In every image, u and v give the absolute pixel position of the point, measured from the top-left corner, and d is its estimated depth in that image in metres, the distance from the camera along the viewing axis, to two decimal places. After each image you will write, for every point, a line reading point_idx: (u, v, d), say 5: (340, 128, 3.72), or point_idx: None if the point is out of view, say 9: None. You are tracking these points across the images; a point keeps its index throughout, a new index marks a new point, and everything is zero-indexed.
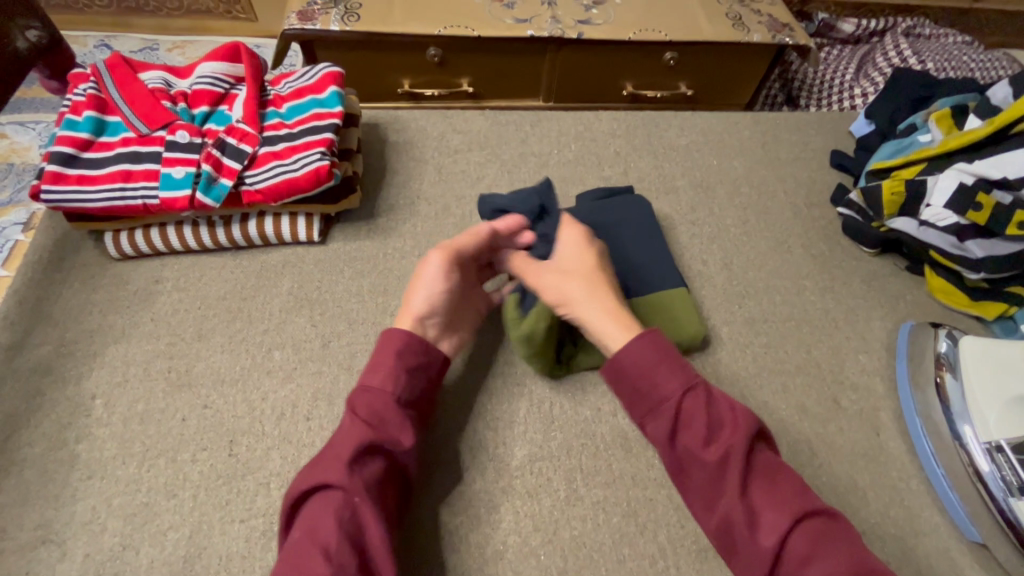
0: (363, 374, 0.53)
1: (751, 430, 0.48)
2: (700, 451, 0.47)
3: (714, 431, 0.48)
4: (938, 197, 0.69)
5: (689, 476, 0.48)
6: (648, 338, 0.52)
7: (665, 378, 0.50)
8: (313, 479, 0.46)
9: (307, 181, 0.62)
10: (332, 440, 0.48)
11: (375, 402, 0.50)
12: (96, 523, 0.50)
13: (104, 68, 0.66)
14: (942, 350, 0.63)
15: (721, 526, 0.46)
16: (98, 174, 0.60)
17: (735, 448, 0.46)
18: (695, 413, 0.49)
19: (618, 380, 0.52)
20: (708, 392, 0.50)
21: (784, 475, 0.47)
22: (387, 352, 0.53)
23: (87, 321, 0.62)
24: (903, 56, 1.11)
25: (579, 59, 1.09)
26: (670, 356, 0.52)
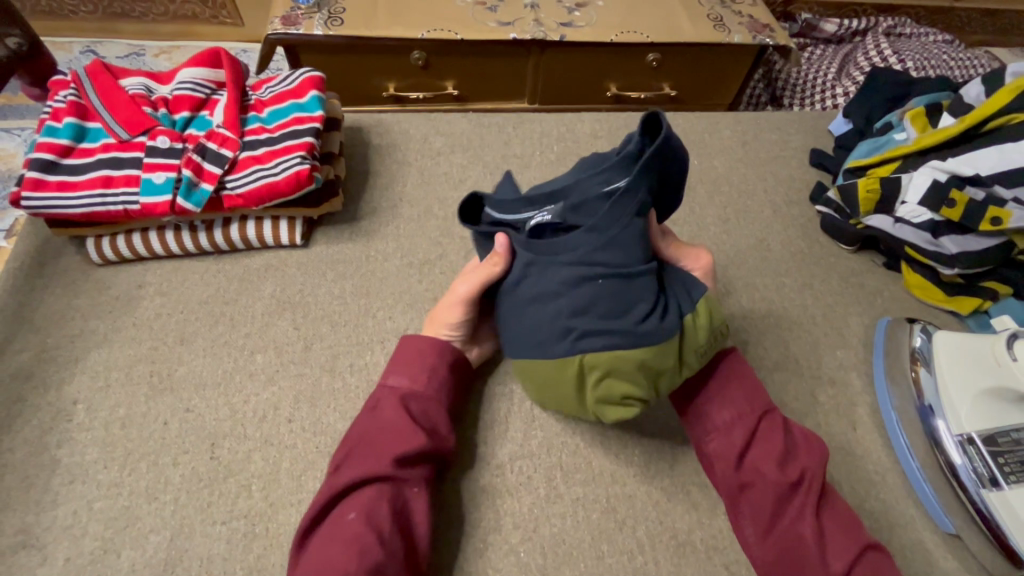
0: (405, 371, 0.55)
1: (824, 463, 0.52)
2: (778, 469, 0.50)
3: (790, 455, 0.52)
4: (913, 194, 0.70)
5: (756, 492, 0.50)
6: (732, 368, 0.57)
7: (745, 404, 0.55)
8: (366, 466, 0.48)
9: (287, 184, 0.63)
10: (381, 432, 0.50)
11: (427, 404, 0.54)
12: (77, 527, 0.50)
13: (84, 76, 0.67)
14: (917, 344, 0.64)
15: (785, 543, 0.48)
16: (78, 180, 0.61)
17: (810, 475, 0.50)
18: (773, 438, 0.53)
19: (700, 400, 0.56)
20: (785, 424, 0.54)
21: (845, 507, 0.51)
22: (435, 354, 0.56)
23: (69, 327, 0.62)
24: (883, 56, 1.13)
25: (562, 61, 1.10)
26: (751, 387, 0.56)
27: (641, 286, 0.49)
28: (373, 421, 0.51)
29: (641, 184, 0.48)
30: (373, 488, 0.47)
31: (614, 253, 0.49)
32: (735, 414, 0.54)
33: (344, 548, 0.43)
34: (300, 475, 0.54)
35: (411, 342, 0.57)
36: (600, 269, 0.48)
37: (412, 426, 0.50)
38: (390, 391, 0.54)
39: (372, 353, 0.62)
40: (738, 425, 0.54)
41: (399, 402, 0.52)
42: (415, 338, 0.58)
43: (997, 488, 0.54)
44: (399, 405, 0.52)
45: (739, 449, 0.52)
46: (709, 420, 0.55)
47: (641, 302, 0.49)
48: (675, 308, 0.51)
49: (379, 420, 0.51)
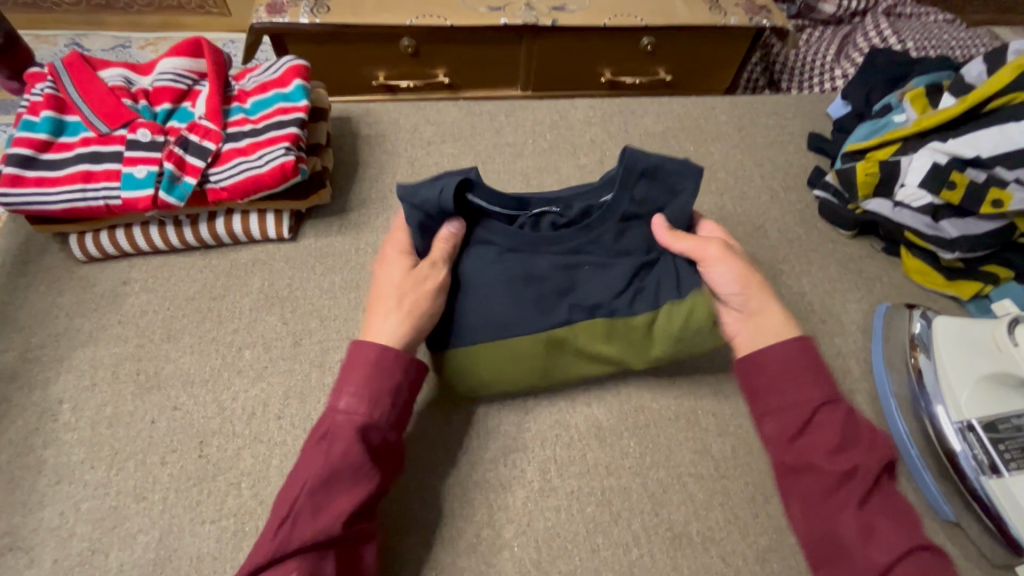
0: (359, 394, 0.47)
1: (886, 456, 0.47)
2: (828, 459, 0.46)
3: (846, 446, 0.47)
4: (912, 177, 0.68)
5: (804, 479, 0.47)
6: (799, 346, 0.51)
7: (805, 386, 0.49)
8: (312, 524, 0.42)
9: (272, 177, 0.61)
10: (332, 475, 0.43)
11: (387, 434, 0.47)
12: (65, 528, 0.49)
13: (61, 68, 0.65)
14: (916, 331, 0.63)
15: (831, 535, 0.45)
16: (57, 176, 0.59)
17: (865, 467, 0.45)
18: (829, 426, 0.48)
19: (754, 375, 0.52)
20: (848, 412, 0.49)
21: (905, 501, 0.46)
22: (395, 371, 0.49)
23: (53, 326, 0.61)
24: (883, 36, 1.10)
25: (555, 46, 1.07)
26: (818, 369, 0.50)
27: (619, 271, 0.58)
28: (322, 460, 0.44)
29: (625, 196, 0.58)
30: (322, 546, 0.42)
31: (602, 248, 0.59)
32: (787, 398, 0.50)
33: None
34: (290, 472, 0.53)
35: (366, 353, 0.49)
36: (586, 259, 0.59)
37: (369, 467, 0.45)
38: (343, 420, 0.46)
39: None
40: (790, 410, 0.49)
41: (355, 437, 0.45)
42: (366, 345, 0.49)
43: (998, 475, 0.54)
44: (348, 439, 0.45)
45: (787, 434, 0.49)
46: (760, 401, 0.52)
47: (620, 286, 0.57)
48: (648, 294, 0.57)
49: (328, 459, 0.44)
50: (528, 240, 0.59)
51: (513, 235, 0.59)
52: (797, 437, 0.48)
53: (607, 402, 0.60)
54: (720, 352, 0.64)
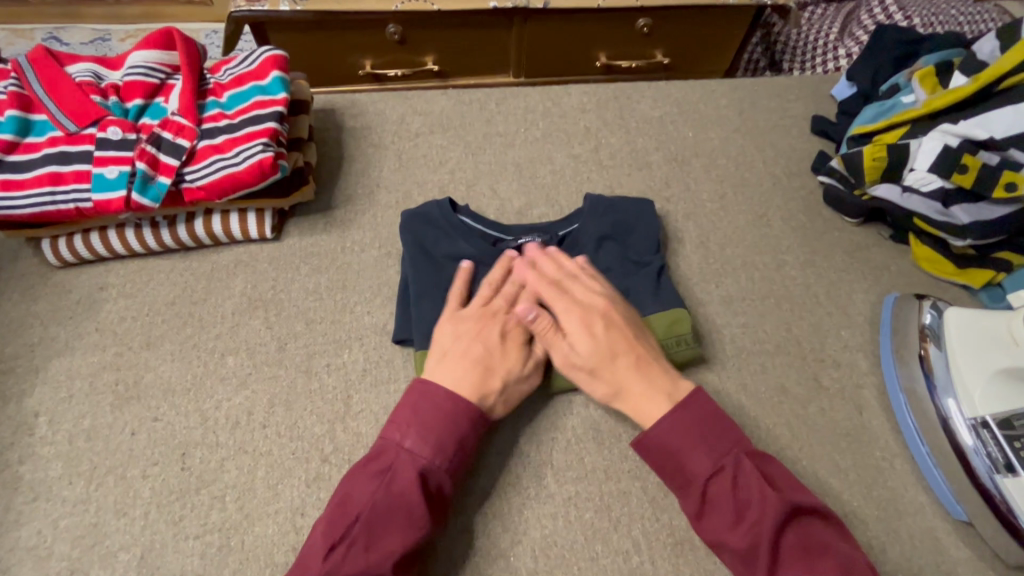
0: (424, 435, 0.48)
1: (783, 515, 0.44)
2: (731, 536, 0.45)
3: (744, 514, 0.45)
4: (922, 160, 0.65)
5: (725, 556, 0.46)
6: (668, 421, 0.49)
7: (690, 459, 0.48)
8: (363, 556, 0.43)
9: (250, 175, 0.58)
10: (389, 509, 0.45)
11: (446, 481, 0.47)
12: (43, 547, 0.48)
13: (26, 64, 0.62)
14: (926, 321, 0.60)
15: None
16: (24, 178, 0.56)
17: (764, 536, 0.44)
18: (722, 496, 0.46)
19: (647, 459, 0.51)
20: (737, 472, 0.47)
21: (831, 550, 0.44)
22: (466, 422, 0.49)
23: (27, 335, 0.58)
24: (888, 12, 1.03)
25: (547, 31, 1.04)
26: (704, 430, 0.49)
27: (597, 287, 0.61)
28: (381, 494, 0.45)
29: (593, 227, 0.65)
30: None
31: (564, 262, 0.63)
32: (679, 476, 0.48)
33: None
34: (276, 483, 0.51)
35: (436, 394, 0.50)
36: None
37: (419, 508, 0.45)
38: (406, 457, 0.47)
39: (349, 352, 0.59)
40: (686, 489, 0.48)
41: (415, 477, 0.46)
42: (437, 392, 0.50)
43: (1013, 474, 0.51)
44: (411, 483, 0.45)
45: (691, 513, 0.48)
46: (664, 478, 0.50)
47: None
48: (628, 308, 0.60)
49: (388, 493, 0.45)
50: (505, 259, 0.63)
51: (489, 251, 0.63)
52: (701, 516, 0.47)
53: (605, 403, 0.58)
54: (719, 349, 0.62)
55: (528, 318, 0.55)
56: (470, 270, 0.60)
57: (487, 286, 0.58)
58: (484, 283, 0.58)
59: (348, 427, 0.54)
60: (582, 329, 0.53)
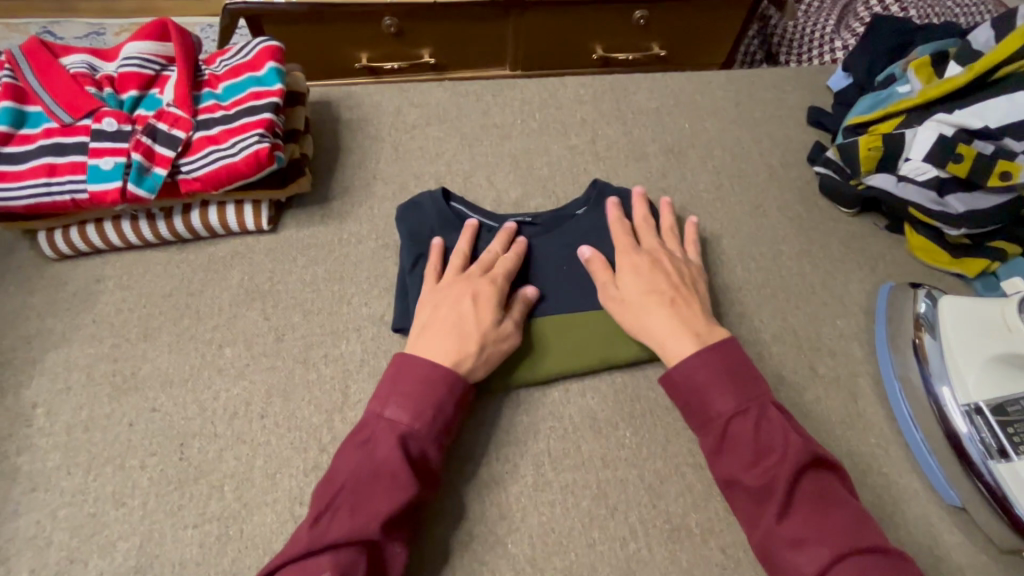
0: (404, 403, 0.49)
1: (800, 461, 0.46)
2: (747, 475, 0.47)
3: (763, 455, 0.48)
4: (917, 150, 0.65)
5: (736, 496, 0.48)
6: (701, 359, 0.52)
7: (716, 399, 0.50)
8: (350, 519, 0.44)
9: (246, 166, 0.58)
10: (375, 475, 0.46)
11: (429, 447, 0.48)
12: (42, 537, 0.48)
13: (20, 55, 0.61)
14: (921, 310, 0.61)
15: (766, 551, 0.46)
16: (19, 170, 0.56)
17: (780, 477, 0.46)
18: (743, 436, 0.49)
19: (673, 395, 0.53)
20: (759, 415, 0.49)
21: (839, 500, 0.46)
22: (443, 388, 0.50)
23: (24, 327, 0.58)
24: (885, 3, 1.02)
25: (543, 23, 1.04)
26: (732, 376, 0.51)
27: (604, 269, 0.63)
28: (366, 462, 0.46)
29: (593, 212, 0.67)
30: (356, 544, 0.43)
31: (548, 246, 0.64)
32: (702, 414, 0.51)
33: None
34: (274, 472, 0.51)
35: (416, 365, 0.51)
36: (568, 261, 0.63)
37: (404, 472, 0.46)
38: (387, 426, 0.48)
39: (346, 342, 0.59)
40: (708, 426, 0.50)
41: (397, 443, 0.47)
42: (416, 361, 0.51)
43: (1006, 460, 0.52)
44: (393, 448, 0.47)
45: (710, 450, 0.50)
46: (686, 415, 0.52)
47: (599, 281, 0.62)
48: None
49: (371, 460, 0.47)
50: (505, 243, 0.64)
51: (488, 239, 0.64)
52: (720, 452, 0.49)
53: (602, 392, 0.58)
54: None
55: (585, 257, 0.61)
56: (443, 247, 0.61)
57: (456, 258, 0.60)
58: (455, 255, 0.60)
59: (346, 417, 0.55)
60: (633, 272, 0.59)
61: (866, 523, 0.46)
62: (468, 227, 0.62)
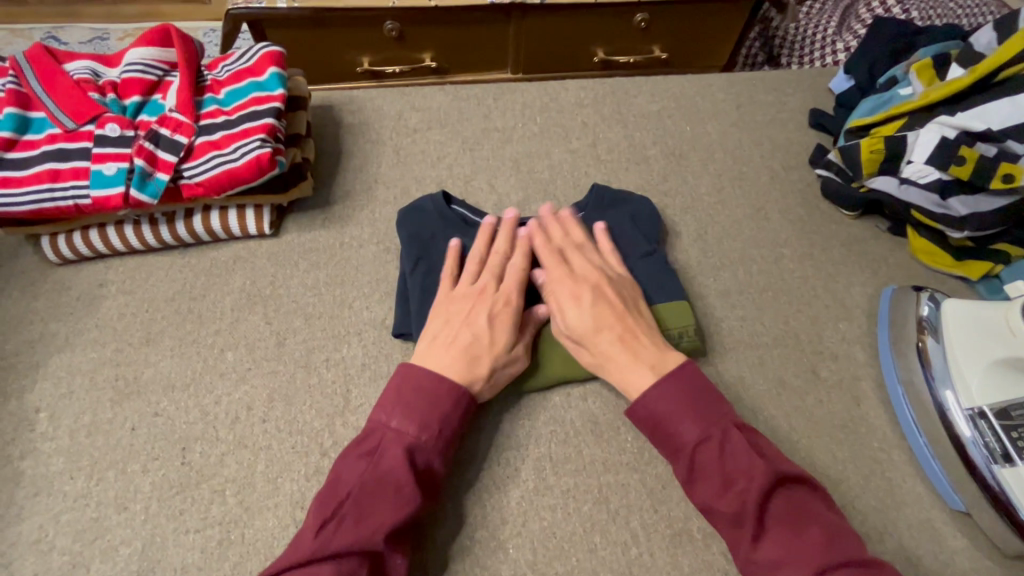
0: (411, 414, 0.49)
1: (768, 483, 0.46)
2: (719, 501, 0.46)
3: (732, 480, 0.47)
4: (919, 153, 0.65)
5: (714, 521, 0.48)
6: (658, 388, 0.51)
7: (681, 427, 0.49)
8: (353, 529, 0.43)
9: (248, 171, 0.58)
10: (380, 486, 0.45)
11: (434, 459, 0.48)
12: (45, 541, 0.48)
13: (24, 61, 0.62)
14: (924, 313, 0.60)
15: (749, 572, 0.45)
16: (23, 175, 0.57)
17: (750, 502, 0.45)
18: (710, 463, 0.48)
19: (639, 426, 0.52)
20: (724, 440, 0.48)
21: (816, 520, 0.45)
22: (450, 401, 0.50)
23: (27, 332, 0.59)
24: (886, 6, 1.02)
25: (544, 26, 1.04)
26: (694, 400, 0.50)
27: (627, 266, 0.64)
28: (372, 472, 0.46)
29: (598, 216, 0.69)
30: (359, 554, 0.43)
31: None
32: (670, 443, 0.50)
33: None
34: (276, 477, 0.51)
35: (424, 376, 0.51)
36: None
37: (409, 484, 0.46)
38: (394, 436, 0.48)
39: (348, 347, 0.59)
40: (676, 455, 0.49)
41: (404, 455, 0.47)
42: (425, 372, 0.51)
43: (1011, 464, 0.52)
44: (400, 459, 0.46)
45: (683, 480, 0.49)
46: (655, 444, 0.52)
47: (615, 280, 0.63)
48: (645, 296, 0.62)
49: (377, 471, 0.46)
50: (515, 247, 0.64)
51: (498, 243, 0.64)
52: (691, 479, 0.48)
53: (603, 396, 0.58)
54: (716, 342, 0.62)
55: (540, 282, 0.60)
56: (460, 249, 0.62)
57: (469, 265, 0.60)
58: (470, 261, 0.60)
59: (348, 421, 0.55)
60: (574, 305, 0.56)
61: (849, 540, 0.44)
62: (486, 226, 0.63)
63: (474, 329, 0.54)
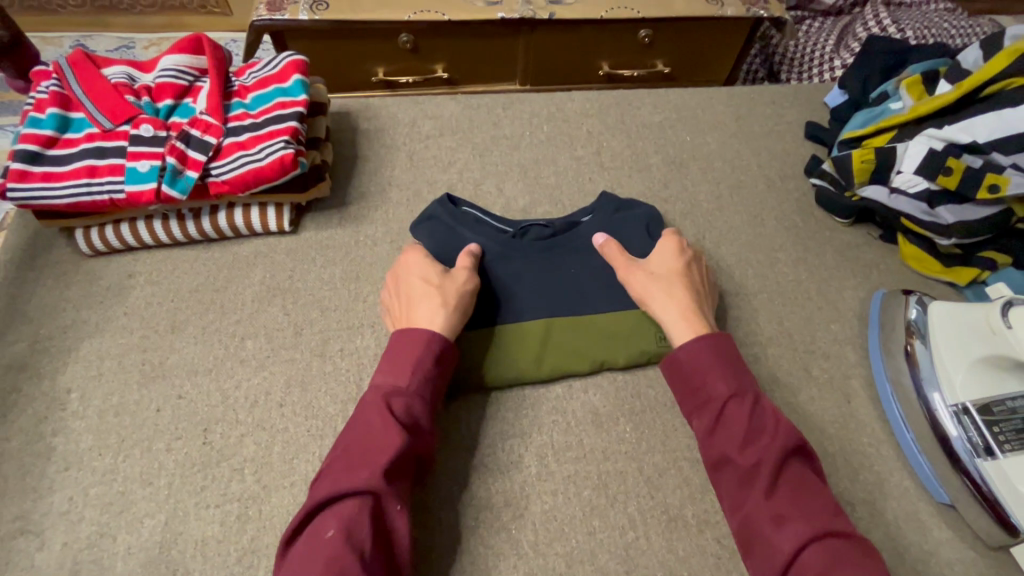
0: (389, 369, 0.51)
1: (792, 442, 0.48)
2: (738, 454, 0.48)
3: (756, 437, 0.49)
4: (908, 163, 0.68)
5: (725, 474, 0.49)
6: (704, 342, 0.54)
7: (714, 381, 0.52)
8: (348, 475, 0.45)
9: (272, 170, 0.62)
10: (367, 436, 0.47)
11: (413, 406, 0.50)
12: (74, 513, 0.51)
13: (66, 66, 0.66)
14: (912, 316, 0.63)
15: (749, 527, 0.46)
16: (63, 171, 0.60)
17: (771, 455, 0.47)
18: (738, 417, 0.50)
19: (673, 377, 0.54)
20: (754, 400, 0.51)
21: (820, 488, 0.48)
22: (422, 347, 0.52)
23: (61, 318, 0.62)
24: (883, 25, 1.07)
25: (553, 41, 1.09)
26: (728, 362, 0.53)
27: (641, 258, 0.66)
28: (361, 424, 0.48)
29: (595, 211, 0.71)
30: (358, 501, 0.44)
31: (582, 239, 0.68)
32: (700, 397, 0.52)
33: (324, 568, 0.40)
34: (292, 458, 0.54)
35: (404, 334, 0.53)
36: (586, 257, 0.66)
37: (396, 431, 0.47)
38: (377, 392, 0.50)
39: (362, 337, 0.62)
40: (703, 406, 0.52)
41: (384, 405, 0.49)
42: (408, 332, 0.53)
43: (993, 458, 0.54)
44: (377, 407, 0.49)
45: (703, 430, 0.51)
46: (682, 398, 0.54)
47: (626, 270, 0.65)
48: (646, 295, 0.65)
49: (365, 423, 0.48)
50: (519, 248, 0.66)
51: (500, 242, 0.66)
52: (712, 432, 0.51)
53: (604, 388, 0.61)
54: None
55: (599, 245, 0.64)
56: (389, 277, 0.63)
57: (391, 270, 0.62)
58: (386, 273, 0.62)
59: None
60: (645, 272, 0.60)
61: (842, 514, 0.47)
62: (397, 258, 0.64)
63: (407, 283, 0.58)
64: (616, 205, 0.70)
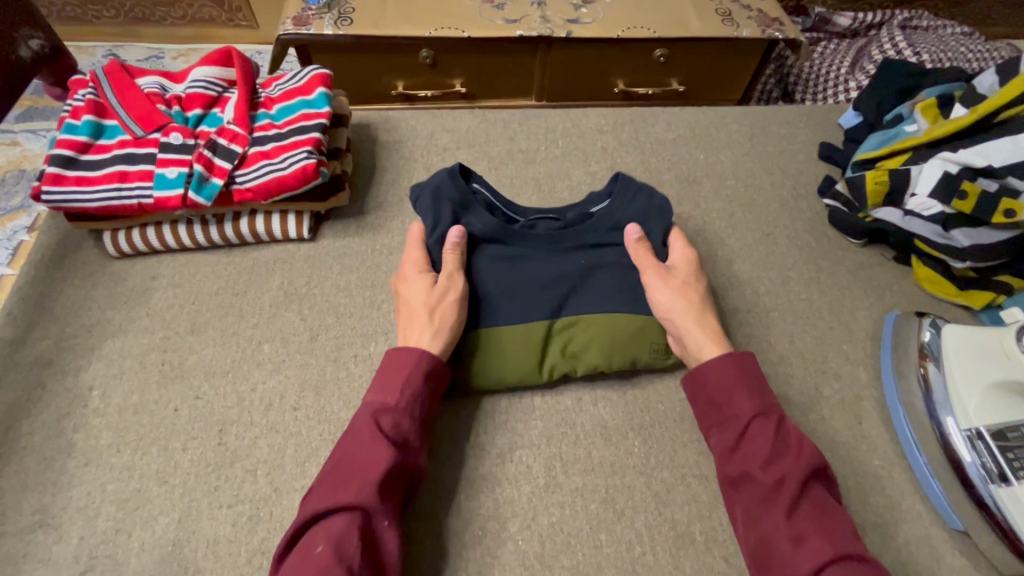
0: (380, 387, 0.53)
1: (813, 466, 0.48)
2: (758, 472, 0.48)
3: (776, 459, 0.49)
4: (923, 186, 0.69)
5: (742, 492, 0.50)
6: (728, 361, 0.54)
7: (739, 399, 0.52)
8: (343, 488, 0.46)
9: (295, 178, 0.64)
10: (360, 450, 0.48)
11: (402, 421, 0.51)
12: (91, 508, 0.52)
13: (102, 75, 0.69)
14: (925, 339, 0.62)
15: (762, 547, 0.46)
16: (96, 175, 0.63)
17: (790, 476, 0.47)
18: (760, 438, 0.50)
19: (696, 392, 0.55)
20: (779, 422, 0.51)
21: (836, 513, 0.47)
22: (411, 366, 0.53)
23: (86, 316, 0.64)
24: (898, 48, 1.09)
25: (569, 58, 1.11)
26: (751, 383, 0.53)
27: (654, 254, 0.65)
28: (361, 437, 0.49)
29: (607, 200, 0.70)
30: (353, 514, 0.45)
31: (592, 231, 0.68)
32: (723, 415, 0.53)
33: None
34: (304, 461, 0.55)
35: (400, 351, 0.54)
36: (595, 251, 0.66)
37: (388, 447, 0.48)
38: (374, 407, 0.51)
39: (375, 344, 0.63)
40: (726, 423, 0.52)
41: (376, 421, 0.50)
42: (403, 350, 0.55)
43: (1007, 484, 0.53)
44: (368, 423, 0.50)
45: (724, 447, 0.52)
46: (704, 415, 0.54)
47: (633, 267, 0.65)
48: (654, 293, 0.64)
49: (364, 436, 0.49)
50: (529, 241, 0.67)
51: (509, 236, 0.67)
52: (733, 450, 0.51)
53: (613, 402, 0.61)
54: None
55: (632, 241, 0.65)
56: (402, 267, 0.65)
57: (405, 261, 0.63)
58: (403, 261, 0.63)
59: None
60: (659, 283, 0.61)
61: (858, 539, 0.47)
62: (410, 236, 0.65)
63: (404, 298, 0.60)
64: (629, 190, 0.69)
